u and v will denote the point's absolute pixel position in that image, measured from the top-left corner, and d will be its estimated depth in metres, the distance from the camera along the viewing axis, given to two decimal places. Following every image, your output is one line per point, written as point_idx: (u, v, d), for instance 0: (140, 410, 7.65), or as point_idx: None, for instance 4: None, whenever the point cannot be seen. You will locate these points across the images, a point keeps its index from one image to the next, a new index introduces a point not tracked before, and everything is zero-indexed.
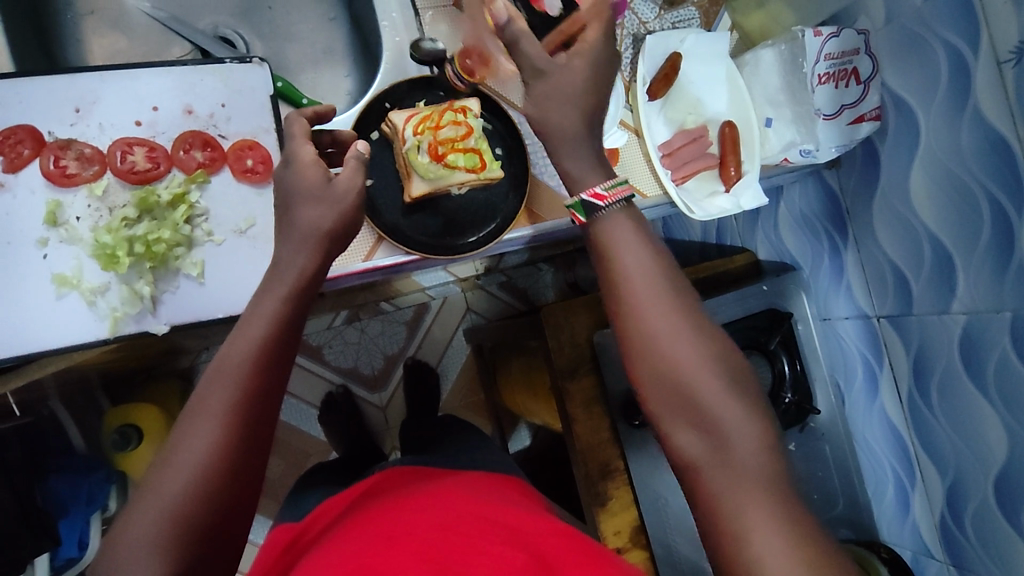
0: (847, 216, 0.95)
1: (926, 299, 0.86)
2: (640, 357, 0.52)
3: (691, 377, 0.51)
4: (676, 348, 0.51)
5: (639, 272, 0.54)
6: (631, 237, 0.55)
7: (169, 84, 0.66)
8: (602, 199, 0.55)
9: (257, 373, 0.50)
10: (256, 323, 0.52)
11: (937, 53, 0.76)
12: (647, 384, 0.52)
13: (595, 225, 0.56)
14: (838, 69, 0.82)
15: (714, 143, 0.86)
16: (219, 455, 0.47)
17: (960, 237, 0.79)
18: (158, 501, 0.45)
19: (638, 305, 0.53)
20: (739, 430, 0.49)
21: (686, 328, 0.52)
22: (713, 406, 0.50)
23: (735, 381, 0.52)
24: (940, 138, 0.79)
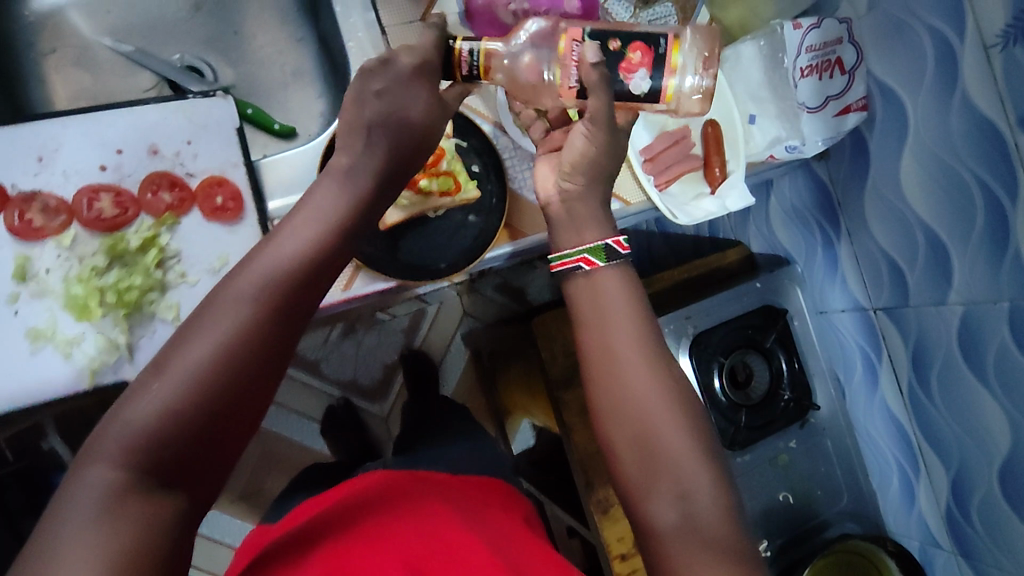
0: (839, 209, 0.93)
1: (922, 291, 0.84)
2: (623, 422, 0.53)
3: (664, 440, 0.52)
4: (656, 418, 0.53)
5: (628, 331, 0.55)
6: (626, 293, 0.56)
7: (132, 125, 0.64)
8: (624, 247, 0.57)
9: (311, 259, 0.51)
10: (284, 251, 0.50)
11: (922, 39, 0.74)
12: (619, 438, 0.54)
13: (598, 277, 0.56)
14: (820, 60, 0.80)
15: (697, 143, 0.84)
16: (218, 367, 0.45)
17: (953, 226, 0.77)
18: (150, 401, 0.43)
19: (619, 355, 0.54)
20: (710, 505, 0.51)
21: (664, 387, 0.54)
22: (687, 477, 0.51)
23: (707, 455, 0.53)
24: (928, 126, 0.76)
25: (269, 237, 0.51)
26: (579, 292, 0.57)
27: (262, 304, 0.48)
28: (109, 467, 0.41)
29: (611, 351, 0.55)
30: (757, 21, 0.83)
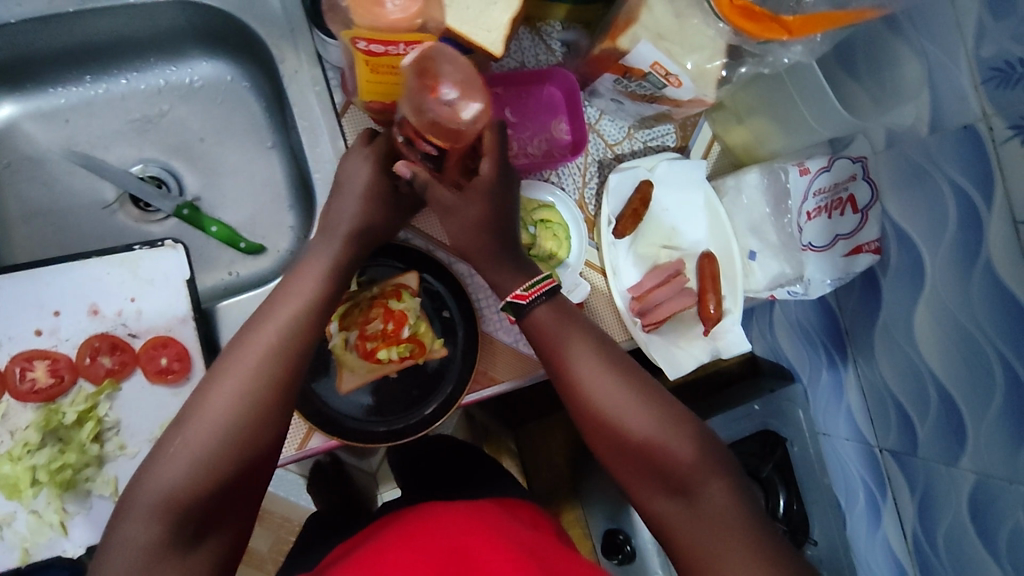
0: (846, 337, 0.86)
1: (932, 445, 0.78)
2: (603, 436, 0.58)
3: (646, 444, 0.56)
4: (627, 420, 0.57)
5: (580, 352, 0.60)
6: (559, 320, 0.61)
7: (73, 283, 0.60)
8: (525, 296, 0.61)
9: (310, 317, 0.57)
10: (283, 307, 0.56)
11: (944, 194, 0.67)
12: (604, 451, 0.59)
13: (527, 318, 0.61)
14: (828, 200, 0.74)
15: (691, 277, 0.77)
16: (239, 423, 0.51)
17: (969, 390, 0.70)
18: (178, 458, 0.49)
19: (581, 377, 0.59)
20: (704, 483, 0.55)
21: (633, 397, 0.58)
22: (674, 465, 0.55)
23: (695, 442, 0.57)
24: (946, 282, 0.69)
25: (269, 297, 0.57)
26: (524, 330, 0.62)
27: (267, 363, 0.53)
28: (147, 519, 0.48)
29: (571, 379, 0.59)
30: (763, 151, 0.77)
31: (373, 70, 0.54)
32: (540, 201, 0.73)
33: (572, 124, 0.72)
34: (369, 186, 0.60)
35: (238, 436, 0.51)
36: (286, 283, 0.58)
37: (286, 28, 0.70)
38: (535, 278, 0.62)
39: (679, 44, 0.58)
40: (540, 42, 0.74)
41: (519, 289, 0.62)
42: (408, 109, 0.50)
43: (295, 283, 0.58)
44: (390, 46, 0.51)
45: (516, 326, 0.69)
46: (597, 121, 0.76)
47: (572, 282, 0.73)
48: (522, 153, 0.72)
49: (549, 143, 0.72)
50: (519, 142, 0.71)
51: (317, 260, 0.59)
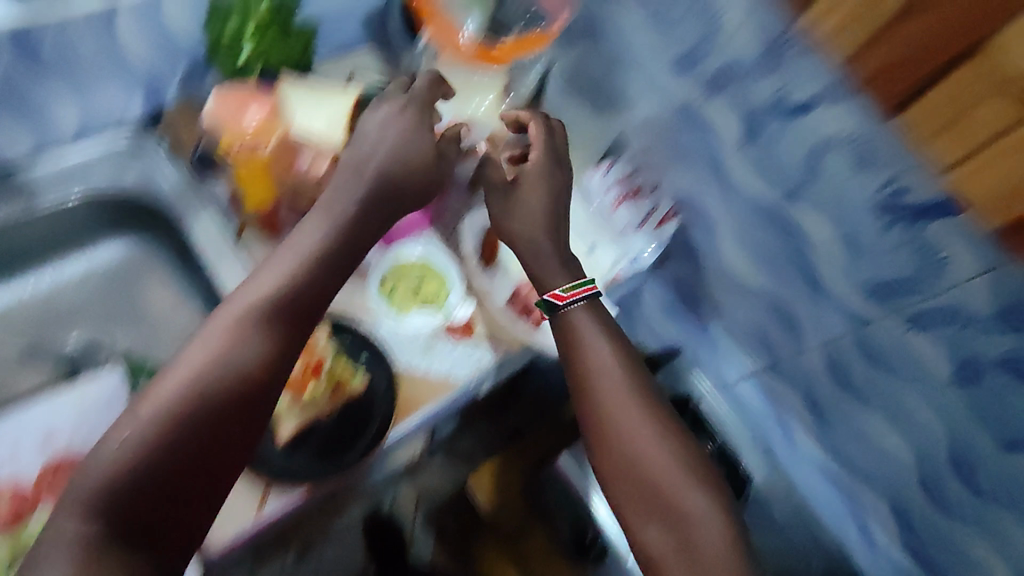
0: (697, 297, 1.05)
1: (788, 346, 0.94)
2: (614, 467, 0.71)
3: (652, 466, 0.70)
4: (638, 449, 0.70)
5: (605, 364, 0.74)
6: (593, 329, 0.76)
7: (27, 419, 0.70)
8: (563, 297, 0.77)
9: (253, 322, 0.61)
10: (176, 375, 0.57)
11: (693, 157, 0.91)
12: (618, 476, 0.71)
13: (568, 318, 0.77)
14: (625, 192, 0.98)
15: (554, 281, 0.93)
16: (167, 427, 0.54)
17: (782, 284, 0.89)
18: (161, 401, 0.55)
19: (604, 398, 0.72)
20: (699, 512, 0.68)
21: (653, 440, 0.71)
22: (672, 497, 0.68)
23: (693, 472, 0.70)
24: (727, 215, 0.91)
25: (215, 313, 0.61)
26: (558, 327, 0.77)
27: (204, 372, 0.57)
28: (109, 489, 0.51)
29: (602, 406, 0.72)
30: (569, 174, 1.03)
31: (251, 173, 0.83)
32: (414, 254, 0.90)
33: (424, 200, 0.93)
34: (349, 207, 0.69)
35: (127, 470, 0.52)
36: (265, 274, 0.64)
37: (177, 193, 0.87)
38: (574, 284, 0.78)
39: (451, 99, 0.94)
40: None
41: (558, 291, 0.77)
42: (281, 156, 0.82)
43: (274, 274, 0.64)
44: (250, 141, 0.82)
45: (425, 354, 0.84)
46: (442, 193, 0.96)
47: (457, 306, 0.88)
48: (389, 225, 0.90)
49: (409, 216, 0.92)
50: None
51: (218, 325, 0.60)
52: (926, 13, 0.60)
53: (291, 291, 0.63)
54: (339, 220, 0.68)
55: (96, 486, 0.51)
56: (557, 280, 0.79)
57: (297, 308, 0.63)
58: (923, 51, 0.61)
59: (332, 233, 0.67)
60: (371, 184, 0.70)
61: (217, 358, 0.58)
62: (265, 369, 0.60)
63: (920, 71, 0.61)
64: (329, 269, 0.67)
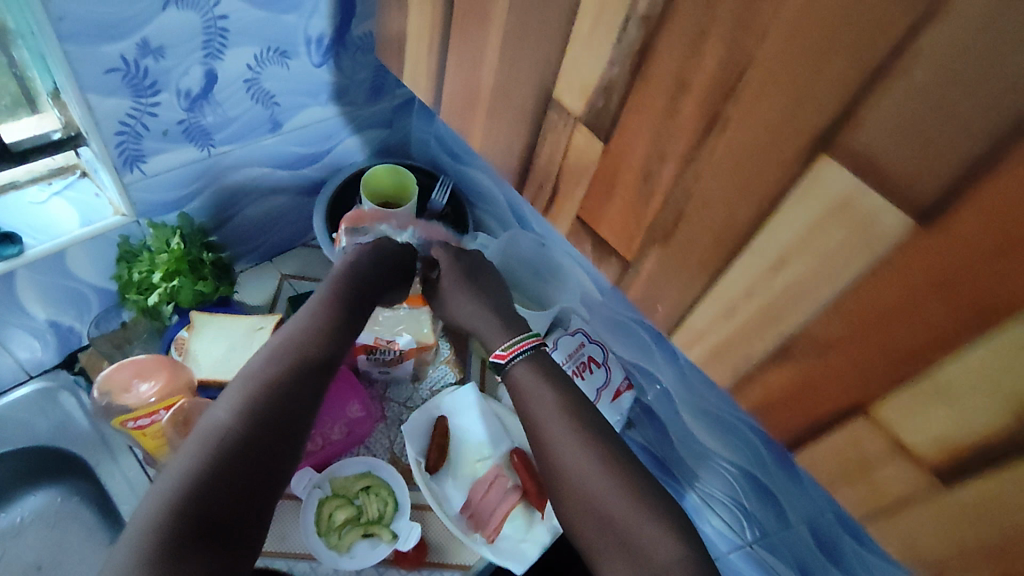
0: (668, 464, 0.98)
1: (768, 517, 0.86)
2: (570, 501, 0.64)
3: (612, 508, 0.62)
4: (595, 486, 0.63)
5: (545, 414, 0.68)
6: (533, 379, 0.70)
7: None
8: (504, 356, 0.72)
9: (280, 385, 0.61)
10: (208, 431, 0.57)
11: (635, 329, 0.88)
12: (587, 528, 0.63)
13: (509, 374, 0.72)
14: (575, 367, 0.92)
15: (511, 475, 0.86)
16: (199, 479, 0.53)
17: (748, 455, 0.83)
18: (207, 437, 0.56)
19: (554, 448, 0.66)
20: (664, 551, 0.59)
21: (599, 467, 0.64)
22: (640, 535, 0.60)
23: (665, 513, 0.62)
24: (679, 385, 0.87)
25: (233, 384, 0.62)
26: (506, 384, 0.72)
27: (232, 429, 0.57)
28: (163, 520, 0.51)
29: (551, 456, 0.66)
30: None
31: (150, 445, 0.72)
32: (357, 469, 0.83)
33: (364, 403, 0.88)
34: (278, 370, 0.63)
35: (164, 526, 0.51)
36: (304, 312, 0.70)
37: (99, 436, 0.83)
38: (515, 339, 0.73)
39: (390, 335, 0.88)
40: None
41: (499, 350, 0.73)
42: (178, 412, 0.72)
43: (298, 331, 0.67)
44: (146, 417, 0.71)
45: None
46: (386, 390, 0.94)
47: (405, 528, 0.80)
48: (326, 441, 0.84)
49: (349, 425, 0.86)
50: (321, 433, 0.84)
51: (240, 389, 0.61)
52: (795, 361, 0.40)
53: (309, 352, 0.65)
54: (343, 309, 0.71)
55: (161, 498, 0.52)
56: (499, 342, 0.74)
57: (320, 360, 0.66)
58: (812, 389, 0.40)
59: (325, 303, 0.70)
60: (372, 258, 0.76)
61: (244, 420, 0.58)
62: (293, 412, 0.61)
63: (821, 408, 0.41)
64: (347, 329, 0.70)
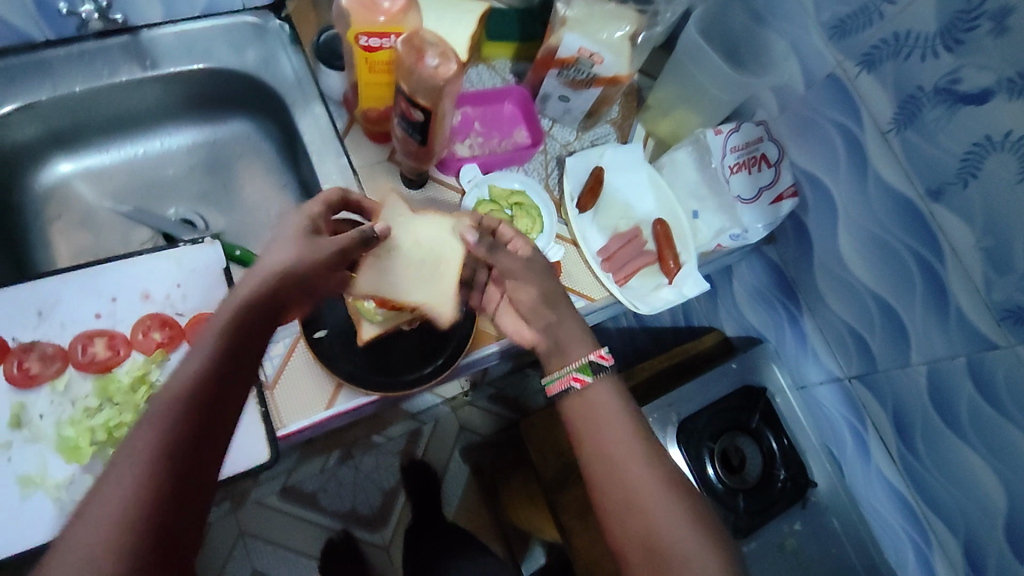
0: (795, 287, 0.99)
1: (887, 355, 0.87)
2: (627, 538, 0.58)
3: (685, 558, 0.55)
4: (670, 534, 0.56)
5: (620, 429, 0.62)
6: (615, 398, 0.64)
7: (127, 276, 0.70)
8: (606, 359, 0.66)
9: (188, 400, 0.45)
10: (111, 490, 0.40)
11: (830, 132, 0.82)
12: (632, 555, 0.57)
13: (591, 386, 0.65)
14: (746, 158, 0.90)
15: (649, 241, 0.90)
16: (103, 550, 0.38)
17: (898, 288, 0.82)
18: (99, 532, 0.39)
19: (626, 471, 0.60)
20: None
21: (678, 511, 0.57)
22: None
23: (722, 547, 0.56)
24: (853, 203, 0.83)
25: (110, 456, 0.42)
26: (577, 397, 0.65)
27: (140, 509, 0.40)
28: None
29: (624, 476, 0.59)
30: (687, 131, 0.94)
31: (371, 68, 0.73)
32: (514, 186, 0.87)
33: (532, 131, 0.90)
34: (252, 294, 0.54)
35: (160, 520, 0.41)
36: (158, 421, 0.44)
37: (294, 81, 0.86)
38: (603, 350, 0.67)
39: (589, 29, 0.76)
40: (496, 73, 0.93)
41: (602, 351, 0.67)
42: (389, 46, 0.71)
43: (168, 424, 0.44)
44: (383, 38, 0.70)
45: None
46: (551, 128, 0.94)
47: (548, 246, 0.85)
48: (493, 153, 0.88)
49: (515, 146, 0.89)
50: (489, 145, 0.88)
51: (128, 458, 0.42)
52: None
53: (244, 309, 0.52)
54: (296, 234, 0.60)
55: None
56: (582, 351, 0.67)
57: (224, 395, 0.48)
58: None
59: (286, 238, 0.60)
60: (286, 276, 0.56)
61: (165, 414, 0.44)
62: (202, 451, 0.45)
63: None
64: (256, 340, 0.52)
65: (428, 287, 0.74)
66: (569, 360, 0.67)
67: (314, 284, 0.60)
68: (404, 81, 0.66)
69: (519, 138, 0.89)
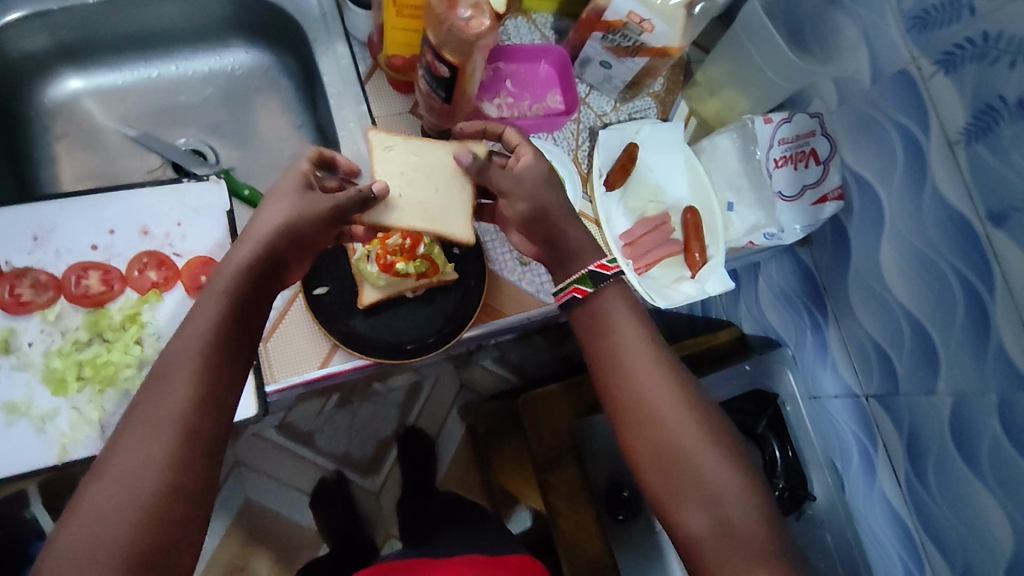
0: (824, 293, 0.93)
1: (911, 378, 0.82)
2: (638, 437, 0.59)
3: (690, 452, 0.57)
4: (677, 431, 0.58)
5: (629, 333, 0.61)
6: (624, 306, 0.63)
7: (126, 208, 0.68)
8: (609, 268, 0.63)
9: (198, 357, 0.50)
10: (130, 437, 0.46)
11: (890, 134, 0.75)
12: (641, 451, 0.59)
13: (600, 295, 0.63)
14: (794, 152, 0.83)
15: (677, 229, 0.85)
16: (122, 485, 0.44)
17: (936, 312, 0.76)
18: (119, 474, 0.45)
19: (635, 371, 0.60)
20: (734, 495, 0.56)
21: (685, 413, 0.59)
22: (712, 482, 0.56)
23: (725, 443, 0.58)
24: (903, 215, 0.77)
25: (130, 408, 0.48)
26: (587, 307, 0.63)
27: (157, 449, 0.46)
28: None
29: (638, 393, 0.59)
30: (733, 116, 0.88)
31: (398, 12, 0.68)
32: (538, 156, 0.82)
33: (566, 94, 0.83)
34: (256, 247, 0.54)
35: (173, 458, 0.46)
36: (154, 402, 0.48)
37: (319, 15, 0.81)
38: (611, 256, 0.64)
39: None
40: (534, 29, 0.86)
41: (603, 261, 0.63)
42: None
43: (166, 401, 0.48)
44: None
45: (519, 266, 0.78)
46: (587, 95, 0.87)
47: None
48: (521, 116, 0.82)
49: (546, 111, 0.82)
50: (518, 107, 0.82)
51: (147, 408, 0.47)
52: None
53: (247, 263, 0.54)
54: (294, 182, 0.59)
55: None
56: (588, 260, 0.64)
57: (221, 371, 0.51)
58: None
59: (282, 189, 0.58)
60: (281, 233, 0.55)
61: (178, 370, 0.49)
62: (198, 424, 0.48)
63: None
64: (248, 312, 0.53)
65: (450, 209, 0.68)
66: (571, 271, 0.64)
67: (316, 241, 0.59)
68: (432, 31, 0.60)
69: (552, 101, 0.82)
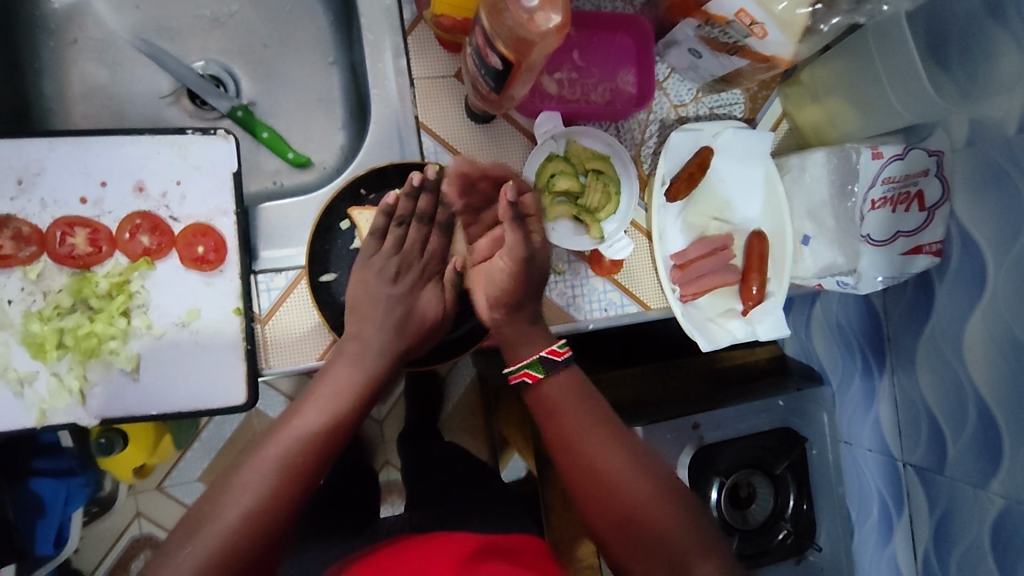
0: (887, 343, 0.83)
1: (962, 464, 0.74)
2: (600, 511, 0.59)
3: (648, 517, 0.57)
4: (637, 498, 0.58)
5: (577, 412, 0.62)
6: (573, 386, 0.63)
7: (122, 157, 0.60)
8: (558, 353, 0.62)
9: (330, 419, 0.59)
10: (260, 467, 0.55)
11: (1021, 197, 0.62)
12: (603, 524, 0.59)
13: (550, 379, 0.63)
14: (897, 193, 0.72)
15: (739, 254, 0.75)
16: (249, 509, 0.53)
17: (1013, 407, 0.67)
18: (244, 499, 0.53)
19: (589, 448, 0.60)
20: (693, 552, 0.56)
21: (644, 481, 0.59)
22: (674, 541, 0.56)
23: (677, 503, 0.59)
24: (1008, 292, 0.65)
25: (261, 446, 0.57)
26: (536, 390, 0.63)
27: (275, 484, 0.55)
28: None
29: (594, 467, 0.60)
30: (834, 134, 0.74)
31: None
32: (597, 146, 0.71)
33: (641, 75, 0.70)
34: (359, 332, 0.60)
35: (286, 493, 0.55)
36: (276, 429, 0.58)
37: None
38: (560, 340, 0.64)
39: None
40: None
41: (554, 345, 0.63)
42: None
43: (294, 421, 0.58)
44: None
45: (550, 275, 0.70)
46: (665, 79, 0.73)
47: (615, 236, 0.70)
48: (583, 98, 0.69)
49: (613, 95, 0.69)
50: (582, 85, 0.69)
51: (274, 449, 0.56)
52: None
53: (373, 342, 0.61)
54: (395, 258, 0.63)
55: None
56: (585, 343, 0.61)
57: (336, 418, 0.59)
58: None
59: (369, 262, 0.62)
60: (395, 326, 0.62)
61: (314, 421, 0.58)
62: (308, 468, 0.57)
63: None
64: (372, 372, 0.61)
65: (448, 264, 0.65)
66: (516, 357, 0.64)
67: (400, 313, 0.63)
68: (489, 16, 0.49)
69: (622, 80, 0.69)
